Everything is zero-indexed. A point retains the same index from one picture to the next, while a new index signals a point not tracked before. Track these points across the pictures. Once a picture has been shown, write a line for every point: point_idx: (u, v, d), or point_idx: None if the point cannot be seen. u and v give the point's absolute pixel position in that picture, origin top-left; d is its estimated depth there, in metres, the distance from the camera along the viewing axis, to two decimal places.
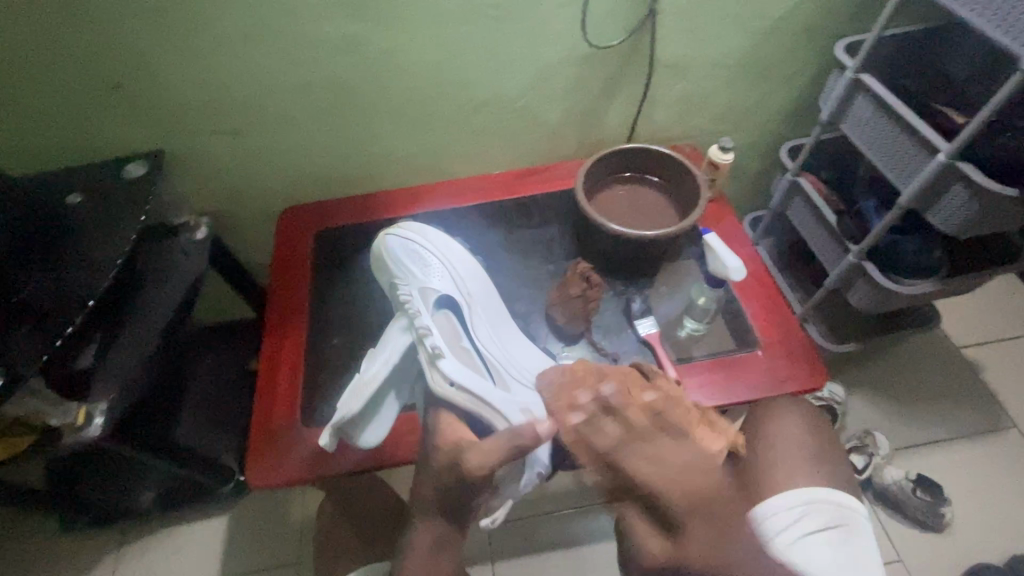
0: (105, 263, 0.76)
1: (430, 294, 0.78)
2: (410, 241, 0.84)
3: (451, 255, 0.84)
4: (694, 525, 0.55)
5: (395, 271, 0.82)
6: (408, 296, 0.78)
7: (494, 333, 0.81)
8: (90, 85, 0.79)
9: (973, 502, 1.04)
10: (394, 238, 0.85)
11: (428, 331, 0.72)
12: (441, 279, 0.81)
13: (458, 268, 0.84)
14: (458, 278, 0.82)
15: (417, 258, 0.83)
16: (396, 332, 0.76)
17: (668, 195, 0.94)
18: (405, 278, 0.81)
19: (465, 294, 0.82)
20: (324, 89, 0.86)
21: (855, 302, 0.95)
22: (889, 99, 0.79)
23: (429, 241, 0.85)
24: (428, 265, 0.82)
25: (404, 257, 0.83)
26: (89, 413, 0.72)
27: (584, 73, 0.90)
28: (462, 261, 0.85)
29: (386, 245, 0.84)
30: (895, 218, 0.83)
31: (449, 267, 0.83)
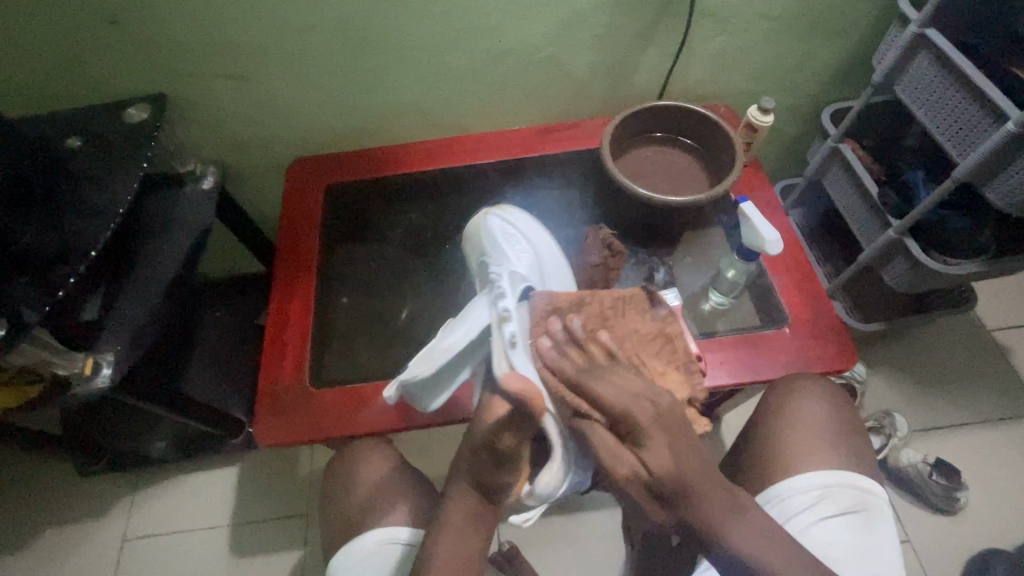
0: (107, 212, 0.73)
1: (520, 279, 0.66)
2: (508, 223, 0.79)
3: (537, 246, 0.76)
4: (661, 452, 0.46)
5: (488, 249, 0.75)
6: (495, 276, 0.68)
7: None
8: (85, 20, 0.74)
9: (991, 488, 1.02)
10: (495, 218, 0.79)
11: (511, 316, 0.58)
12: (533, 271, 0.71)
13: (544, 260, 0.74)
14: (545, 269, 0.73)
15: (509, 239, 0.76)
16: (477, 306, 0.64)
17: (700, 158, 0.88)
18: (491, 255, 0.73)
19: (547, 289, 0.71)
20: (334, 32, 0.79)
21: (890, 279, 0.91)
22: (956, 59, 0.72)
23: (525, 229, 0.78)
24: (516, 248, 0.74)
25: (500, 238, 0.75)
26: (97, 363, 0.71)
27: (616, 21, 0.83)
28: (553, 252, 0.77)
29: (486, 224, 0.79)
30: (946, 192, 0.77)
31: (536, 254, 0.75)
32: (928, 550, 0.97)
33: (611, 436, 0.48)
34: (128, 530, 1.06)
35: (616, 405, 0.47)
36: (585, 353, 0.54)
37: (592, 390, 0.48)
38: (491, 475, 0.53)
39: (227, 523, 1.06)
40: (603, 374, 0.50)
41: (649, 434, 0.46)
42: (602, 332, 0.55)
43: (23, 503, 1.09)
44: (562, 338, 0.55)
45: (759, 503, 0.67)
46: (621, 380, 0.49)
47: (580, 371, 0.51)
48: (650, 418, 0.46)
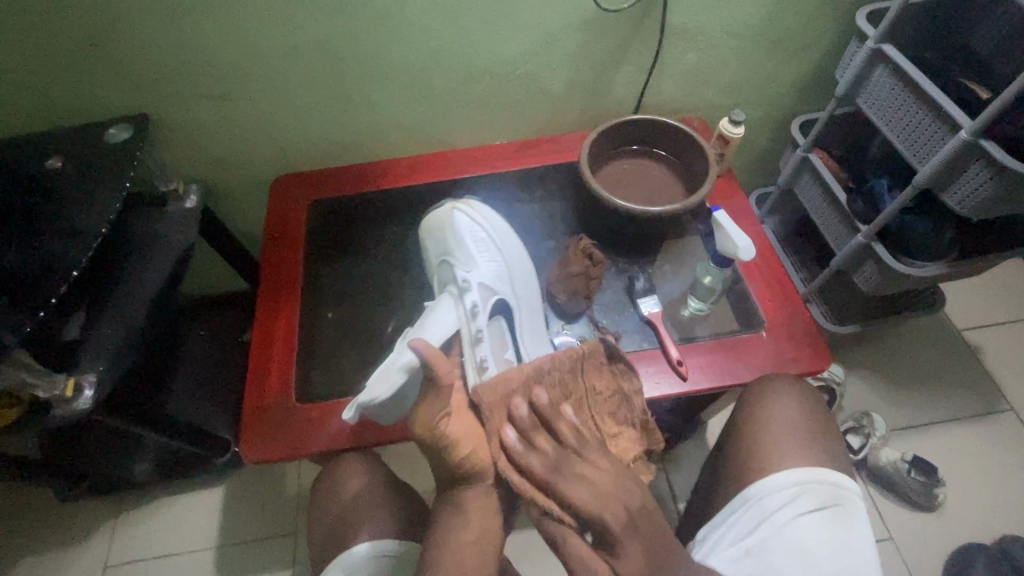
0: (88, 232, 0.73)
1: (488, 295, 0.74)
2: (472, 218, 0.80)
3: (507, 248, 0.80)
4: (631, 561, 0.57)
5: (455, 249, 0.76)
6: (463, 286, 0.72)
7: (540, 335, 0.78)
8: (66, 43, 0.75)
9: (967, 484, 1.05)
10: (461, 213, 0.79)
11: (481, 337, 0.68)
12: (501, 276, 0.77)
13: (509, 262, 0.79)
14: (512, 268, 0.79)
15: (479, 242, 0.78)
16: (451, 311, 0.69)
17: (675, 170, 0.91)
18: (458, 257, 0.75)
19: (517, 292, 0.78)
20: (320, 51, 0.81)
21: (861, 283, 0.94)
22: (909, 72, 0.76)
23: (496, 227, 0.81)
24: (487, 252, 0.78)
25: (466, 239, 0.77)
26: (77, 384, 0.70)
27: (592, 39, 0.86)
28: (518, 248, 0.82)
29: (452, 220, 0.78)
30: (908, 198, 0.81)
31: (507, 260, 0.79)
32: (911, 548, 0.99)
33: (585, 546, 0.58)
34: (110, 556, 1.03)
35: (588, 509, 0.58)
36: (552, 435, 0.64)
37: (566, 494, 0.59)
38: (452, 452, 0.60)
39: (212, 546, 1.04)
40: (574, 470, 0.61)
41: (622, 542, 0.57)
42: (566, 406, 0.66)
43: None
44: (526, 432, 0.63)
45: (737, 500, 0.68)
46: (582, 473, 0.60)
47: (551, 469, 0.60)
48: (622, 523, 0.58)
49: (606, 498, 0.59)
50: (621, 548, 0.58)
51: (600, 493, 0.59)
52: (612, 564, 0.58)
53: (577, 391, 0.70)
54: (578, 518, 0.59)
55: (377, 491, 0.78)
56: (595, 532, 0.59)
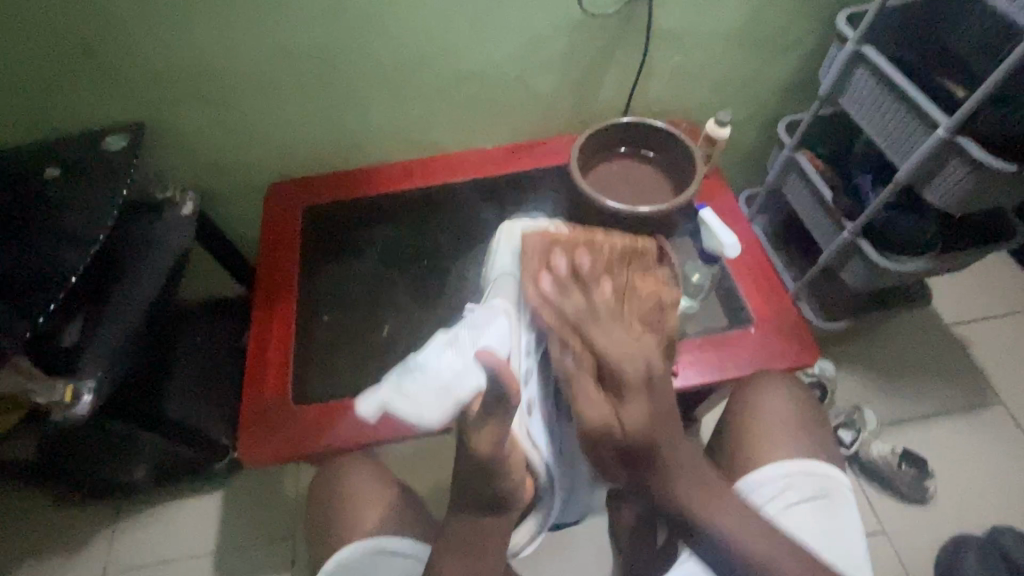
0: (86, 238, 0.74)
1: None
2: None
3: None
4: (633, 408, 0.51)
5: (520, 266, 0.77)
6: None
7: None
8: (65, 52, 0.76)
9: (957, 476, 1.06)
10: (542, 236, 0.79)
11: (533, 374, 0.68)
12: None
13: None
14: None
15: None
16: (515, 331, 0.69)
17: (664, 170, 0.93)
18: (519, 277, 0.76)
19: None
20: (313, 56, 0.83)
21: (849, 279, 0.96)
22: (888, 71, 0.78)
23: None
24: None
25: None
26: (76, 391, 0.71)
27: (579, 42, 0.88)
28: None
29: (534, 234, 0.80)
30: (891, 194, 0.83)
31: None
32: (904, 540, 1.00)
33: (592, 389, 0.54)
34: (109, 562, 1.04)
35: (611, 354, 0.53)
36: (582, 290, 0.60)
37: (589, 335, 0.55)
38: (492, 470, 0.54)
39: (211, 551, 1.05)
40: (601, 322, 0.56)
41: (631, 393, 0.52)
42: (605, 278, 0.61)
43: None
44: (561, 281, 0.62)
45: None
46: (593, 338, 0.55)
47: (580, 319, 0.57)
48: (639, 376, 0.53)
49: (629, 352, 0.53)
50: (631, 396, 0.52)
51: (624, 345, 0.54)
52: (617, 409, 0.52)
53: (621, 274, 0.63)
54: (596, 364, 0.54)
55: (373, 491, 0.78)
56: (609, 379, 0.54)
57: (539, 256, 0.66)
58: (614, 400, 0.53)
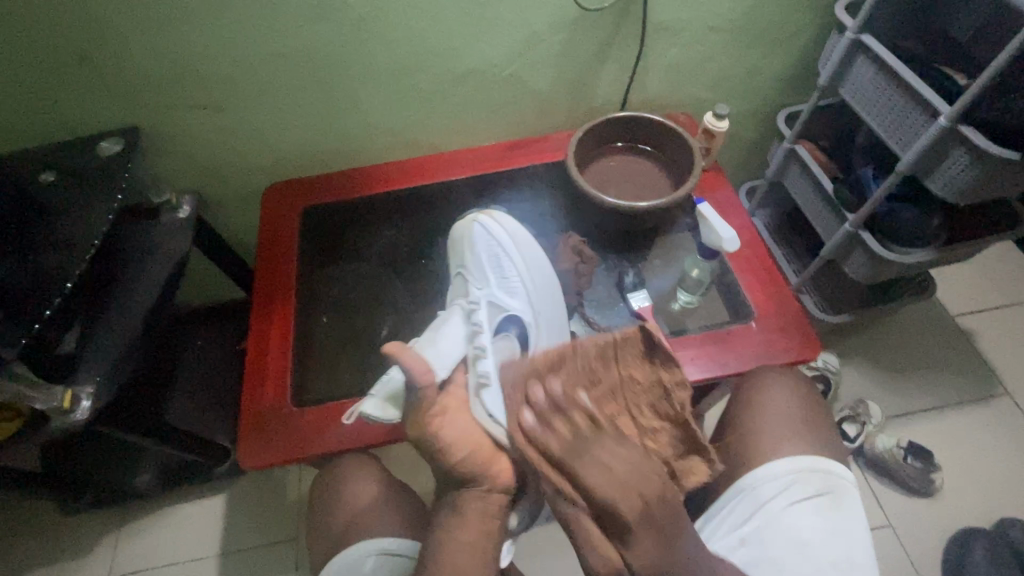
0: (82, 244, 0.74)
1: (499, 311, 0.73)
2: (493, 233, 0.78)
3: (528, 268, 0.77)
4: (643, 552, 0.52)
5: (468, 263, 0.76)
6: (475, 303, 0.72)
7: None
8: (57, 58, 0.75)
9: (964, 468, 1.05)
10: (480, 227, 0.78)
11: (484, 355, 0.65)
12: (513, 297, 0.75)
13: (525, 285, 0.76)
14: (531, 289, 0.76)
15: (491, 257, 0.76)
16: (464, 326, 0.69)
17: (663, 165, 0.92)
18: (471, 272, 0.75)
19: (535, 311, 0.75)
20: (305, 57, 0.82)
21: (851, 271, 0.95)
22: (889, 60, 0.77)
23: (515, 253, 0.77)
24: (504, 270, 0.76)
25: (484, 257, 0.76)
26: (76, 396, 0.71)
27: (574, 37, 0.86)
28: (540, 261, 0.78)
29: (472, 231, 0.77)
30: (893, 185, 0.82)
31: (525, 275, 0.76)
32: (910, 533, 1.00)
33: (597, 531, 0.53)
34: (114, 568, 1.04)
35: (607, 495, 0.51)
36: (568, 421, 0.57)
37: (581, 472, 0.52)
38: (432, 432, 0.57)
39: (216, 553, 1.05)
40: (594, 456, 0.53)
41: (636, 534, 0.52)
42: (581, 394, 0.59)
43: None
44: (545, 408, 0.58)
45: (732, 492, 0.69)
46: (601, 459, 0.53)
47: (567, 451, 0.54)
48: (637, 513, 0.51)
49: (636, 479, 0.52)
50: (635, 539, 0.52)
51: (619, 475, 0.52)
52: (622, 552, 0.53)
53: (608, 377, 0.64)
54: (593, 506, 0.53)
55: (374, 491, 0.78)
56: (613, 526, 0.53)
57: (517, 385, 0.61)
58: (620, 543, 0.53)
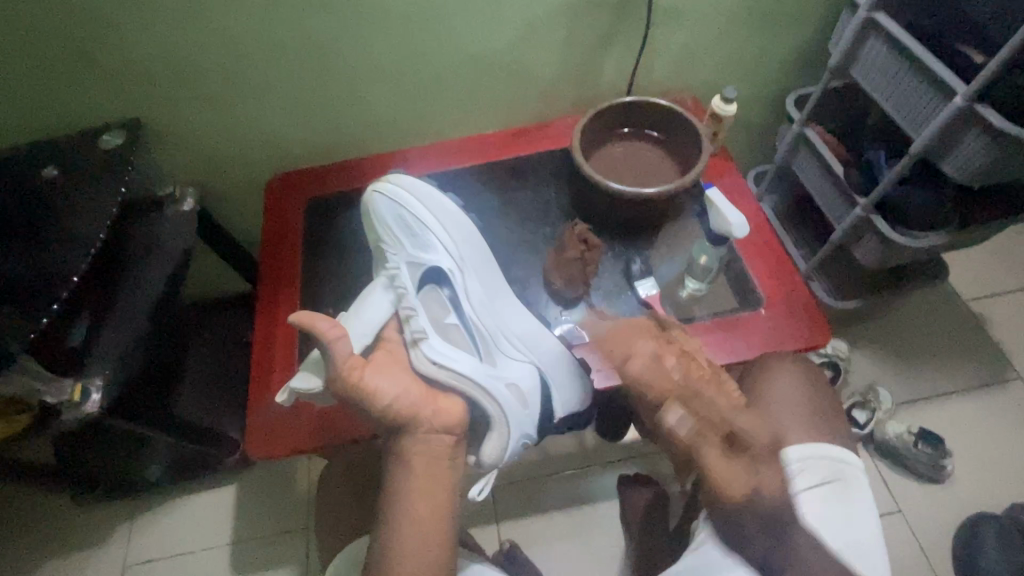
0: (87, 239, 0.73)
1: (418, 268, 0.75)
2: (393, 198, 0.77)
3: (443, 221, 0.78)
4: None
5: (382, 234, 0.77)
6: (397, 271, 0.74)
7: (487, 299, 0.79)
8: (56, 51, 0.75)
9: (975, 455, 1.04)
10: (382, 198, 0.77)
11: (415, 312, 0.71)
12: (432, 248, 0.76)
13: (442, 239, 0.77)
14: (450, 240, 0.77)
15: (399, 219, 0.76)
16: (386, 296, 0.73)
17: (669, 151, 0.91)
18: (387, 241, 0.76)
19: (455, 258, 0.77)
20: (306, 46, 0.81)
21: (861, 257, 0.94)
22: (903, 39, 0.75)
23: (423, 209, 0.77)
24: (414, 231, 0.76)
25: (392, 222, 0.76)
26: (85, 390, 0.72)
27: (578, 21, 0.85)
28: (448, 212, 0.79)
29: (375, 202, 0.77)
30: (906, 167, 0.80)
31: (440, 231, 0.77)
32: (919, 519, 0.99)
33: None
34: (128, 558, 1.05)
35: None
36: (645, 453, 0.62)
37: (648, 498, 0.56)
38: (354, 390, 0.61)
39: (227, 543, 1.06)
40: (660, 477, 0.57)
41: None
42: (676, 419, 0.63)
43: (12, 539, 1.08)
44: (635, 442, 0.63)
45: None
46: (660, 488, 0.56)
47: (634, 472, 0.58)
48: None
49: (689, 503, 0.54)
50: None
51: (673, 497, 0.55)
52: None
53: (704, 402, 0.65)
54: None
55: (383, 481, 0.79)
56: None
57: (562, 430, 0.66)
58: None
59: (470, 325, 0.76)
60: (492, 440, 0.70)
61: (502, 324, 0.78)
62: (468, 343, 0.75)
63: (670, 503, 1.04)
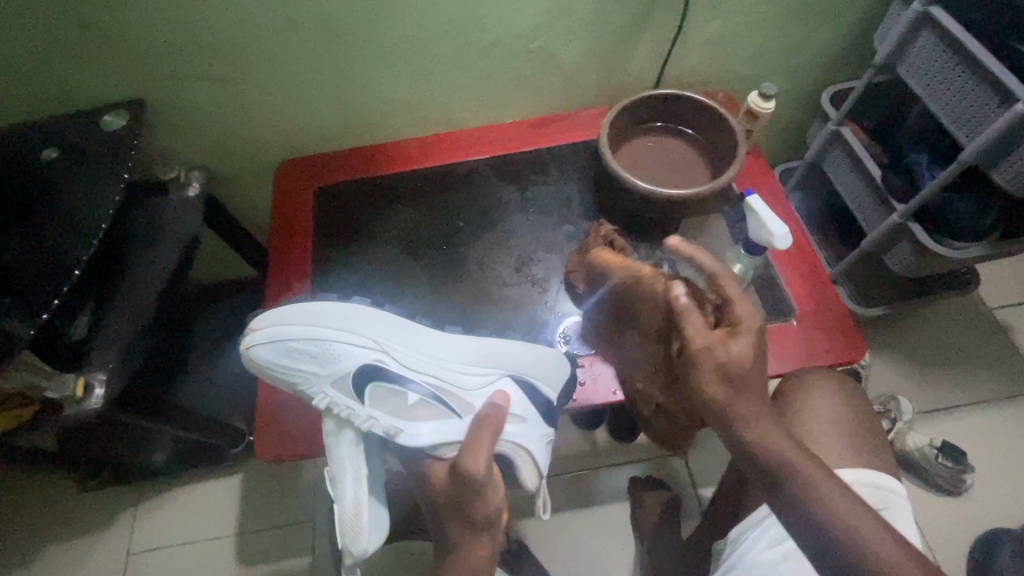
0: (89, 228, 0.70)
1: (343, 381, 0.67)
2: (274, 332, 0.67)
3: (333, 323, 0.69)
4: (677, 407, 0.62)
5: (290, 377, 0.68)
6: (330, 403, 0.67)
7: (421, 348, 0.71)
8: (54, 25, 0.70)
9: (994, 468, 1.02)
10: (260, 345, 0.67)
11: (372, 417, 0.67)
12: (337, 354, 0.67)
13: (343, 338, 0.68)
14: (350, 335, 0.68)
15: (294, 352, 0.67)
16: (341, 426, 0.68)
17: (701, 149, 0.86)
18: (301, 381, 0.68)
19: (376, 342, 0.69)
20: (320, 27, 0.76)
21: (894, 265, 0.91)
22: (961, 37, 0.71)
23: (313, 330, 0.68)
24: (315, 352, 0.67)
25: (288, 362, 0.67)
26: (88, 383, 0.69)
27: (610, 7, 0.79)
28: (327, 313, 0.69)
29: (257, 357, 0.67)
30: (951, 175, 0.77)
31: (331, 335, 0.68)
32: (934, 531, 0.98)
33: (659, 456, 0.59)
34: (132, 544, 1.04)
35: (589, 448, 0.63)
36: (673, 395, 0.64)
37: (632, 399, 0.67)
38: (476, 511, 0.60)
39: (231, 532, 1.05)
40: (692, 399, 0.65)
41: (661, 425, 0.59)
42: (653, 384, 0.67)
43: (15, 522, 1.07)
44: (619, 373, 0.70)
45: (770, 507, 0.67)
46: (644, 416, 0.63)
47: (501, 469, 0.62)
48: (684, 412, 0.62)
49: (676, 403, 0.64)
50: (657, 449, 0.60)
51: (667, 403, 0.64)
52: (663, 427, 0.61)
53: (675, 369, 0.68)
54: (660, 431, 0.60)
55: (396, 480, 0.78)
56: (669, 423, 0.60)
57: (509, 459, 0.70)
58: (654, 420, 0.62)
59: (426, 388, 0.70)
60: (527, 472, 0.71)
61: (454, 368, 0.72)
62: (438, 407, 0.69)
63: (683, 506, 1.02)
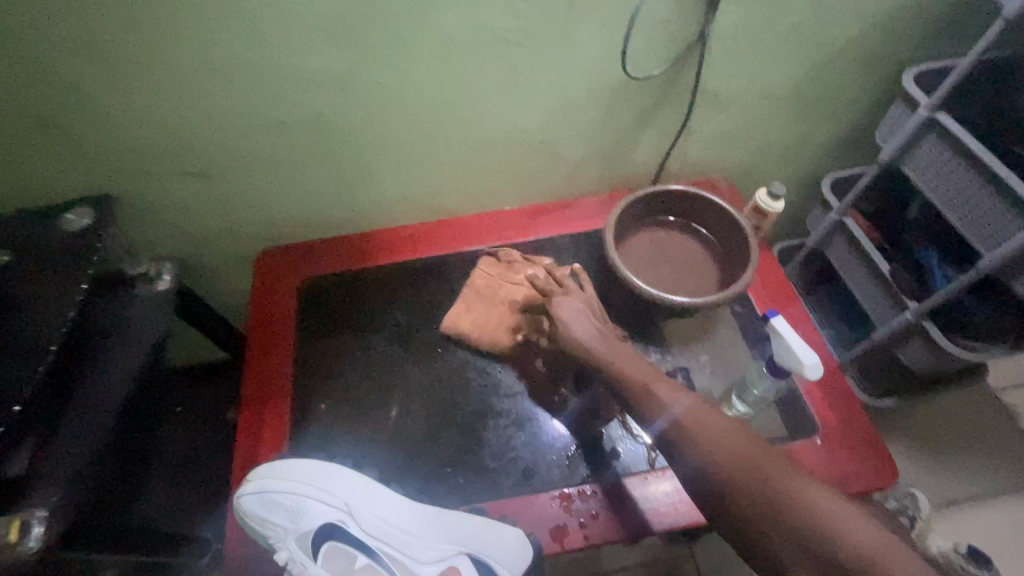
0: (35, 351, 0.61)
1: (306, 538, 0.69)
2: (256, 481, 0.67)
3: (311, 480, 0.69)
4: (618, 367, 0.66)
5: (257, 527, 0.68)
6: (287, 559, 0.67)
7: (386, 521, 0.70)
8: (14, 123, 0.64)
9: (1015, 569, 0.97)
10: (246, 496, 0.67)
11: None
12: (307, 513, 0.68)
13: (318, 497, 0.68)
14: (322, 495, 0.69)
15: (273, 503, 0.67)
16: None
17: (711, 246, 0.83)
18: (266, 534, 0.68)
19: (347, 505, 0.69)
20: (309, 125, 0.71)
21: (907, 360, 0.87)
22: (973, 146, 0.69)
23: (292, 483, 0.68)
24: (284, 508, 0.67)
25: (260, 514, 0.67)
26: (24, 525, 0.57)
27: (615, 105, 0.77)
28: (308, 470, 0.69)
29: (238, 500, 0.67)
30: (968, 282, 0.74)
31: (305, 495, 0.68)
32: None
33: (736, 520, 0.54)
34: None
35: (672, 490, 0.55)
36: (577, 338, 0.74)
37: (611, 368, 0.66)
38: None
39: None
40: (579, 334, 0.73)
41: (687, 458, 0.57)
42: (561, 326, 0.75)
43: None
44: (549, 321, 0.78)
45: None
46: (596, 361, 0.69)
47: None
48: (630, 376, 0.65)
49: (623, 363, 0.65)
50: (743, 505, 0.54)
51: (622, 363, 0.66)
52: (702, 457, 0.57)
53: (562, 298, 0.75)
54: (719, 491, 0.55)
55: None
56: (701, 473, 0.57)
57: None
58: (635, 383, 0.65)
59: (377, 554, 0.71)
60: None
61: (414, 542, 0.70)
62: (384, 574, 0.71)
63: None
